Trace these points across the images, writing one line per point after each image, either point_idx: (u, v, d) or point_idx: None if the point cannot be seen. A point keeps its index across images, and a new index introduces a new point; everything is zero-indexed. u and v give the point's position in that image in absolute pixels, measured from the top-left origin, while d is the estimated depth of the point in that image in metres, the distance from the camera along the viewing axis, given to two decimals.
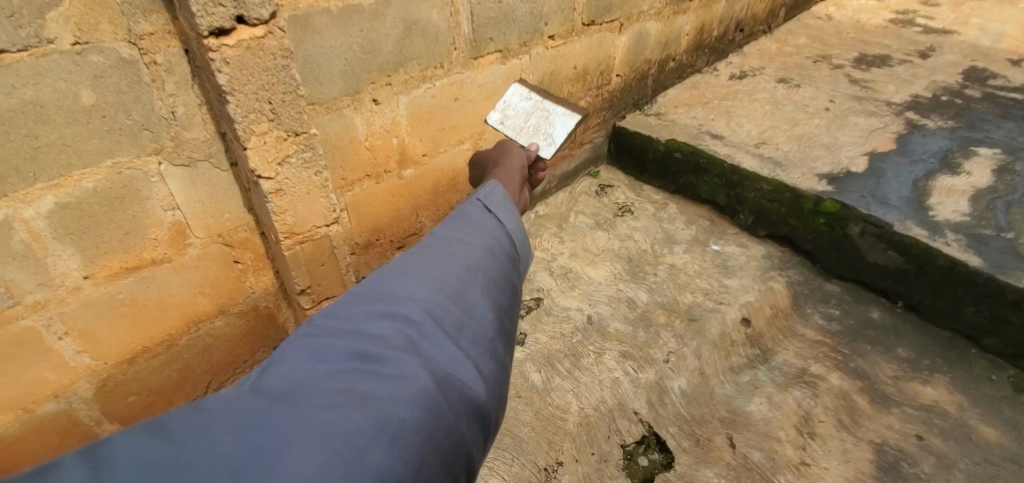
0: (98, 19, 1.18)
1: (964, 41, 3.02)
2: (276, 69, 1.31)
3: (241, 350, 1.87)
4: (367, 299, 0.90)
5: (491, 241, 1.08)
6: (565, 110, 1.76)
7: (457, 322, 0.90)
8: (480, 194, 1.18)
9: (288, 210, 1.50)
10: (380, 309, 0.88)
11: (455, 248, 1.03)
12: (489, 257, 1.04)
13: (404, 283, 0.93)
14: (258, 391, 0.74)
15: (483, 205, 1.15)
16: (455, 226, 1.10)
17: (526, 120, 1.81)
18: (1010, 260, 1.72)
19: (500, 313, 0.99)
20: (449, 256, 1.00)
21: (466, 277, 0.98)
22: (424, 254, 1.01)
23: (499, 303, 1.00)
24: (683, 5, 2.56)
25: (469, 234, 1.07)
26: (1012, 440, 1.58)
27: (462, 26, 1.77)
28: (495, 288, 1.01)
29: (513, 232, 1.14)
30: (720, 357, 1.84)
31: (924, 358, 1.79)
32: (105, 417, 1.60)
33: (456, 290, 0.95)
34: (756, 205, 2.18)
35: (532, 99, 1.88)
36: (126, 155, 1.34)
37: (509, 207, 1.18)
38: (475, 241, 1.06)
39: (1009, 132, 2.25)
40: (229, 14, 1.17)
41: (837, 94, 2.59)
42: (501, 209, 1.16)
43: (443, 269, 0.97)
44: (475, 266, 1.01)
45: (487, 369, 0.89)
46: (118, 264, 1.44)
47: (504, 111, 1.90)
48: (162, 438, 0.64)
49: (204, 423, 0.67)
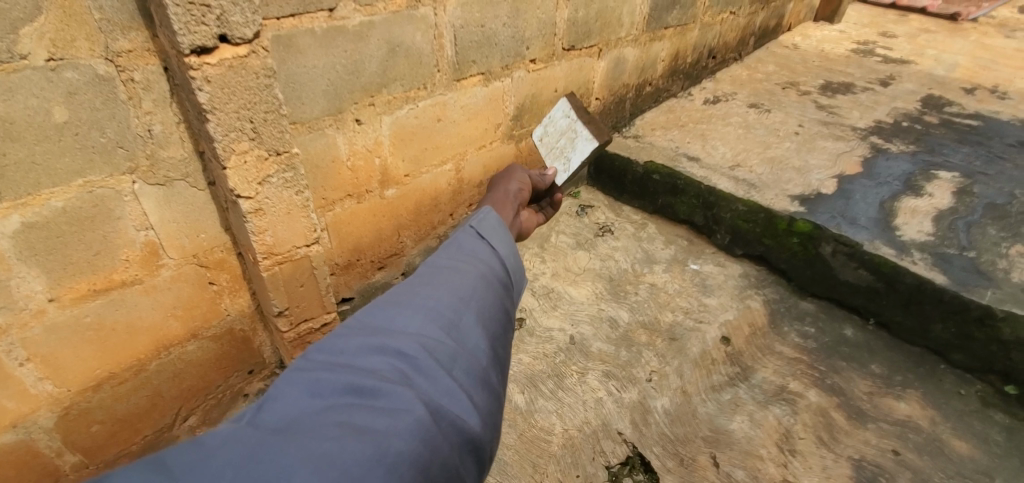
0: (74, 35, 1.16)
1: (921, 71, 3.19)
2: (259, 89, 1.30)
3: (214, 374, 1.80)
4: (360, 334, 0.89)
5: (481, 273, 1.11)
6: (587, 136, 1.97)
7: (450, 353, 0.91)
8: (471, 226, 1.25)
9: (268, 230, 1.47)
10: (374, 343, 0.88)
11: (446, 281, 1.05)
12: (480, 289, 1.07)
13: (398, 318, 0.94)
14: (252, 426, 0.71)
15: (475, 236, 1.21)
16: (445, 259, 1.13)
17: (558, 141, 2.08)
18: (972, 278, 1.80)
19: (491, 342, 1.00)
20: (441, 290, 1.02)
21: (457, 309, 0.99)
22: (415, 289, 1.03)
23: (491, 333, 1.01)
24: (659, 33, 2.65)
25: (460, 267, 1.10)
26: (983, 453, 1.62)
27: (445, 49, 1.79)
28: (486, 318, 1.02)
29: (503, 263, 1.18)
30: (702, 375, 1.86)
31: (896, 373, 1.84)
32: (66, 448, 1.52)
33: (448, 322, 0.96)
34: (732, 225, 2.23)
35: (570, 117, 2.08)
36: (99, 173, 1.30)
37: (500, 239, 1.23)
38: (465, 274, 1.08)
39: (966, 156, 2.37)
40: (212, 33, 1.17)
41: (806, 119, 2.70)
42: (491, 243, 1.21)
43: (435, 302, 0.99)
44: (466, 298, 1.03)
45: (481, 399, 0.89)
46: (86, 286, 1.39)
47: (547, 126, 2.16)
48: (161, 473, 0.61)
49: (198, 460, 0.63)
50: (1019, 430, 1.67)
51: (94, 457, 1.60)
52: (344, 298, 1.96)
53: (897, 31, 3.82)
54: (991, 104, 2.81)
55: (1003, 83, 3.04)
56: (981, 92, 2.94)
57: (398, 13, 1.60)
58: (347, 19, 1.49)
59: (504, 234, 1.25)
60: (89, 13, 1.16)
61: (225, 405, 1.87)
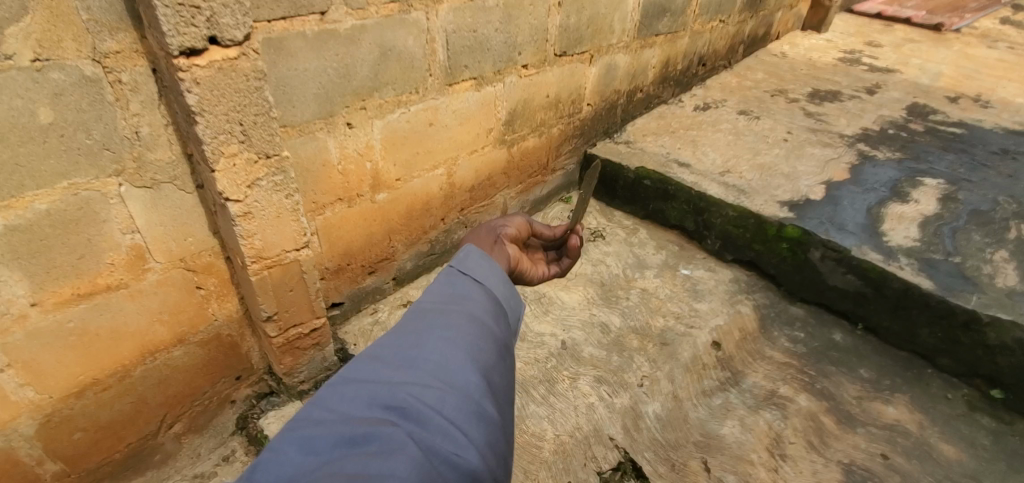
0: (61, 36, 1.14)
1: (906, 79, 3.24)
2: (248, 91, 1.29)
3: (201, 381, 1.78)
4: (348, 382, 0.85)
5: (471, 306, 1.04)
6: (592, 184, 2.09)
7: (443, 392, 0.84)
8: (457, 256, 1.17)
9: (257, 234, 1.45)
10: (361, 395, 0.82)
11: (433, 319, 0.99)
12: (470, 321, 1.00)
13: (384, 367, 0.88)
14: None
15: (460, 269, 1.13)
16: (433, 297, 1.06)
17: None
18: (958, 283, 1.82)
19: (488, 373, 0.92)
20: (430, 325, 0.97)
21: (446, 345, 0.93)
22: (402, 332, 0.96)
23: (486, 364, 0.94)
24: (650, 40, 2.67)
25: (447, 303, 1.03)
26: (970, 457, 1.64)
27: (437, 53, 1.79)
28: (480, 350, 0.95)
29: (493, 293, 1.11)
30: (692, 380, 1.86)
31: (884, 378, 1.85)
32: (47, 456, 1.49)
33: (439, 359, 0.90)
34: (722, 230, 2.25)
35: None
36: (84, 176, 1.28)
37: (488, 267, 1.15)
38: (453, 310, 1.02)
39: (951, 164, 2.41)
40: (202, 35, 1.16)
41: (794, 126, 2.73)
42: (479, 273, 1.13)
43: (423, 343, 0.93)
44: (458, 329, 0.97)
45: (480, 435, 0.82)
46: (70, 290, 1.36)
47: None
48: None
49: None
50: (1005, 433, 1.69)
51: (76, 465, 1.56)
52: (333, 303, 1.95)
53: (883, 40, 3.88)
54: (974, 112, 2.87)
55: (985, 92, 3.10)
56: (964, 101, 2.99)
57: (390, 17, 1.60)
58: (339, 23, 1.49)
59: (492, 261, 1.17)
60: (76, 14, 1.14)
61: (212, 411, 1.84)
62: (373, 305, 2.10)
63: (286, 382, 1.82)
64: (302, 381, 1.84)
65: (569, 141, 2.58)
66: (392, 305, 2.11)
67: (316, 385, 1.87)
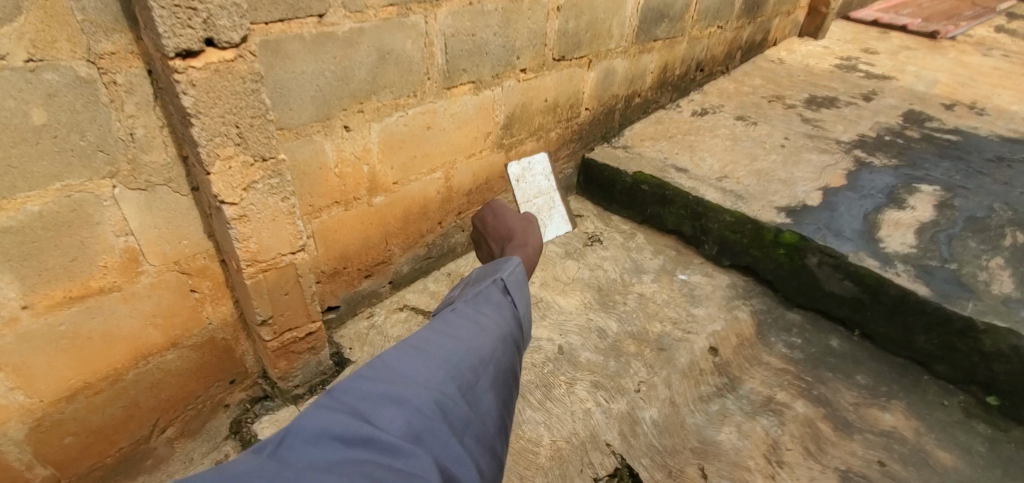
0: (55, 36, 1.13)
1: (902, 86, 3.26)
2: (245, 93, 1.28)
3: (195, 384, 1.76)
4: (383, 378, 0.88)
5: (505, 330, 1.07)
6: (563, 216, 2.20)
7: (465, 418, 0.90)
8: (503, 272, 1.20)
9: (252, 237, 1.44)
10: (393, 394, 0.86)
11: (471, 333, 1.01)
12: (501, 346, 1.03)
13: (417, 369, 0.91)
14: (270, 464, 0.71)
15: (504, 285, 1.16)
16: (472, 307, 1.08)
17: (535, 201, 2.12)
18: (954, 289, 1.82)
19: (503, 408, 0.98)
20: (466, 340, 0.99)
21: (477, 367, 0.97)
22: (440, 336, 0.99)
23: (504, 397, 1.00)
24: (648, 45, 2.68)
25: (485, 319, 1.06)
26: (966, 464, 1.63)
27: (436, 56, 1.79)
28: (502, 382, 1.01)
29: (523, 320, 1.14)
30: (689, 386, 1.86)
31: (881, 384, 1.85)
32: (37, 461, 1.47)
33: (468, 381, 0.94)
34: (720, 236, 2.25)
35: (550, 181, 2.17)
36: (78, 178, 1.27)
37: (523, 294, 1.19)
38: (490, 328, 1.05)
39: (947, 171, 2.42)
40: (198, 37, 1.15)
41: (790, 132, 2.74)
42: (515, 297, 1.16)
43: (458, 356, 0.96)
44: (489, 354, 1.00)
45: (485, 468, 0.89)
46: (62, 293, 1.35)
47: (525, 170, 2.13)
48: None
49: None
50: (1001, 440, 1.69)
51: (66, 470, 1.54)
52: (329, 307, 1.94)
53: (879, 47, 3.91)
54: (970, 119, 2.88)
55: (981, 99, 3.12)
56: (960, 108, 3.01)
57: (389, 20, 1.60)
58: (337, 26, 1.48)
59: (527, 288, 1.20)
60: (71, 15, 1.13)
61: (205, 416, 1.82)
62: (369, 309, 2.09)
63: (280, 385, 1.79)
64: (297, 385, 1.82)
65: (568, 145, 2.57)
66: (389, 309, 2.10)
67: (311, 388, 1.85)
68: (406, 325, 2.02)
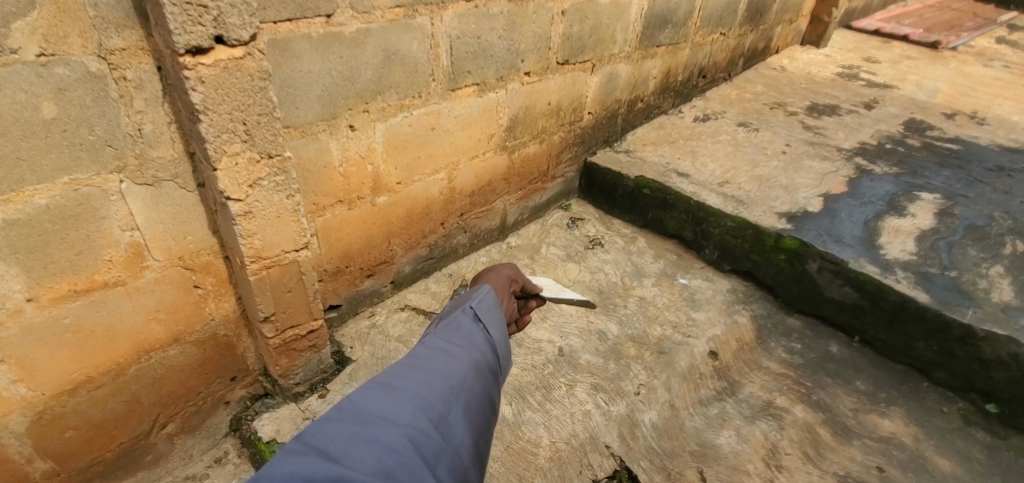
0: (67, 32, 1.15)
1: (903, 95, 3.28)
2: (253, 90, 1.29)
3: (196, 381, 1.76)
4: (352, 420, 0.85)
5: (477, 357, 1.06)
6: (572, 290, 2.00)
7: (436, 450, 0.87)
8: (473, 298, 1.18)
9: (256, 234, 1.45)
10: (364, 434, 0.83)
11: (441, 363, 1.01)
12: (472, 374, 1.02)
13: (387, 404, 0.89)
14: None
15: (475, 312, 1.15)
16: (443, 336, 1.08)
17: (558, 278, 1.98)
18: (954, 297, 1.83)
19: (476, 437, 0.96)
20: (436, 373, 0.98)
21: (448, 398, 0.95)
22: (410, 369, 0.97)
23: (477, 427, 0.98)
24: (651, 51, 2.70)
25: (455, 348, 1.05)
26: (965, 471, 1.64)
27: (441, 58, 1.80)
28: (474, 410, 0.99)
29: (498, 345, 1.13)
30: (689, 389, 1.86)
31: (880, 390, 1.86)
32: (37, 454, 1.48)
33: (438, 412, 0.92)
34: (720, 241, 2.26)
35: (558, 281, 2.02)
36: (85, 172, 1.28)
37: (497, 319, 1.17)
38: (460, 356, 1.04)
39: (947, 179, 2.43)
40: (209, 34, 1.17)
41: (792, 139, 2.75)
42: (488, 323, 1.14)
43: (428, 388, 0.94)
44: (460, 384, 0.99)
45: None
46: (66, 286, 1.36)
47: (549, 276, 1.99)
48: None
49: None
50: (1002, 448, 1.69)
51: (66, 464, 1.55)
52: (331, 305, 1.95)
53: (880, 56, 3.93)
54: (970, 129, 2.89)
55: (982, 109, 3.13)
56: (961, 117, 3.02)
57: (395, 22, 1.62)
58: (344, 26, 1.50)
59: (500, 312, 1.19)
60: (84, 10, 1.15)
61: (205, 412, 1.82)
62: (370, 309, 2.10)
63: (280, 383, 1.79)
64: (297, 383, 1.81)
65: (570, 148, 2.58)
66: (390, 308, 2.10)
67: (312, 387, 1.84)
68: (407, 325, 2.03)
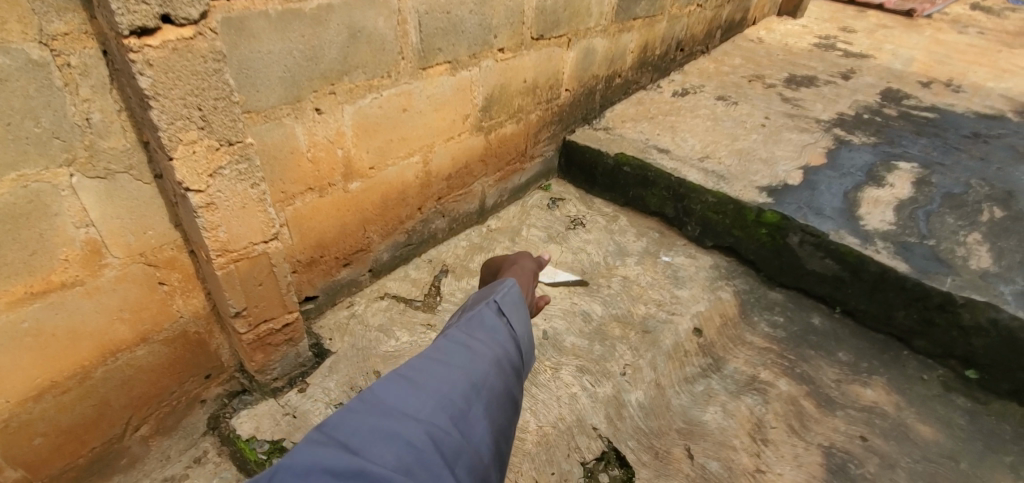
0: (4, 16, 1.05)
1: (880, 64, 3.28)
2: (207, 73, 1.21)
3: (168, 380, 1.69)
4: (370, 414, 0.82)
5: (500, 351, 1.01)
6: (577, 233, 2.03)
7: (457, 448, 0.84)
8: (498, 294, 1.13)
9: (221, 226, 1.37)
10: (384, 428, 0.80)
11: (463, 359, 0.96)
12: (495, 370, 0.97)
13: (408, 399, 0.86)
14: None
15: (498, 306, 1.10)
16: (465, 331, 1.03)
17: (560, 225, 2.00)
18: (933, 266, 1.84)
19: (498, 435, 0.92)
20: (457, 369, 0.94)
21: (470, 394, 0.91)
22: (433, 364, 0.94)
23: (499, 423, 0.93)
24: (627, 24, 2.64)
25: (478, 342, 1.00)
26: (946, 437, 1.66)
27: (410, 35, 1.72)
28: (497, 407, 0.94)
29: (521, 341, 1.08)
30: (674, 367, 1.85)
31: (862, 360, 1.87)
32: (5, 464, 1.41)
33: (459, 410, 0.88)
34: (702, 217, 2.23)
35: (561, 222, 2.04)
36: (34, 167, 1.20)
37: (521, 315, 1.12)
38: (482, 352, 0.99)
39: (924, 147, 2.44)
40: (154, 13, 1.08)
41: (771, 112, 2.73)
42: (512, 318, 1.09)
43: (449, 385, 0.90)
44: (482, 381, 0.94)
45: None
46: (23, 289, 1.28)
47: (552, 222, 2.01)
48: None
49: None
50: (981, 413, 1.72)
51: (36, 473, 1.48)
52: (307, 297, 1.88)
53: (856, 26, 3.92)
54: (946, 97, 2.91)
55: (956, 77, 3.15)
56: (936, 86, 3.03)
57: None
58: (304, 2, 1.41)
59: (524, 307, 1.14)
60: None
61: (181, 412, 1.76)
62: (348, 299, 2.04)
63: (257, 379, 1.73)
64: (275, 378, 1.76)
65: (548, 127, 2.53)
66: (369, 297, 2.04)
67: (291, 381, 1.78)
68: (387, 314, 1.98)
